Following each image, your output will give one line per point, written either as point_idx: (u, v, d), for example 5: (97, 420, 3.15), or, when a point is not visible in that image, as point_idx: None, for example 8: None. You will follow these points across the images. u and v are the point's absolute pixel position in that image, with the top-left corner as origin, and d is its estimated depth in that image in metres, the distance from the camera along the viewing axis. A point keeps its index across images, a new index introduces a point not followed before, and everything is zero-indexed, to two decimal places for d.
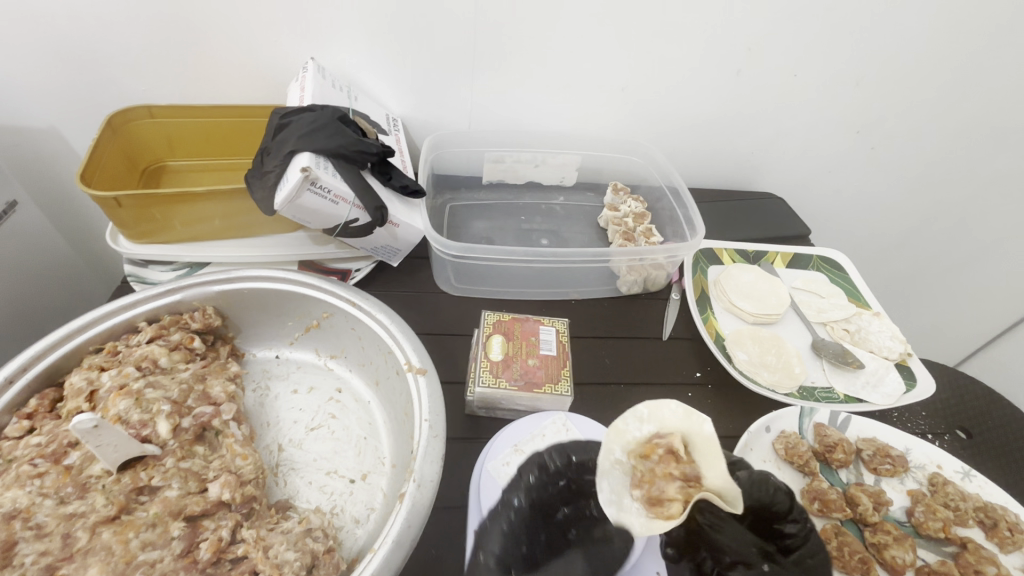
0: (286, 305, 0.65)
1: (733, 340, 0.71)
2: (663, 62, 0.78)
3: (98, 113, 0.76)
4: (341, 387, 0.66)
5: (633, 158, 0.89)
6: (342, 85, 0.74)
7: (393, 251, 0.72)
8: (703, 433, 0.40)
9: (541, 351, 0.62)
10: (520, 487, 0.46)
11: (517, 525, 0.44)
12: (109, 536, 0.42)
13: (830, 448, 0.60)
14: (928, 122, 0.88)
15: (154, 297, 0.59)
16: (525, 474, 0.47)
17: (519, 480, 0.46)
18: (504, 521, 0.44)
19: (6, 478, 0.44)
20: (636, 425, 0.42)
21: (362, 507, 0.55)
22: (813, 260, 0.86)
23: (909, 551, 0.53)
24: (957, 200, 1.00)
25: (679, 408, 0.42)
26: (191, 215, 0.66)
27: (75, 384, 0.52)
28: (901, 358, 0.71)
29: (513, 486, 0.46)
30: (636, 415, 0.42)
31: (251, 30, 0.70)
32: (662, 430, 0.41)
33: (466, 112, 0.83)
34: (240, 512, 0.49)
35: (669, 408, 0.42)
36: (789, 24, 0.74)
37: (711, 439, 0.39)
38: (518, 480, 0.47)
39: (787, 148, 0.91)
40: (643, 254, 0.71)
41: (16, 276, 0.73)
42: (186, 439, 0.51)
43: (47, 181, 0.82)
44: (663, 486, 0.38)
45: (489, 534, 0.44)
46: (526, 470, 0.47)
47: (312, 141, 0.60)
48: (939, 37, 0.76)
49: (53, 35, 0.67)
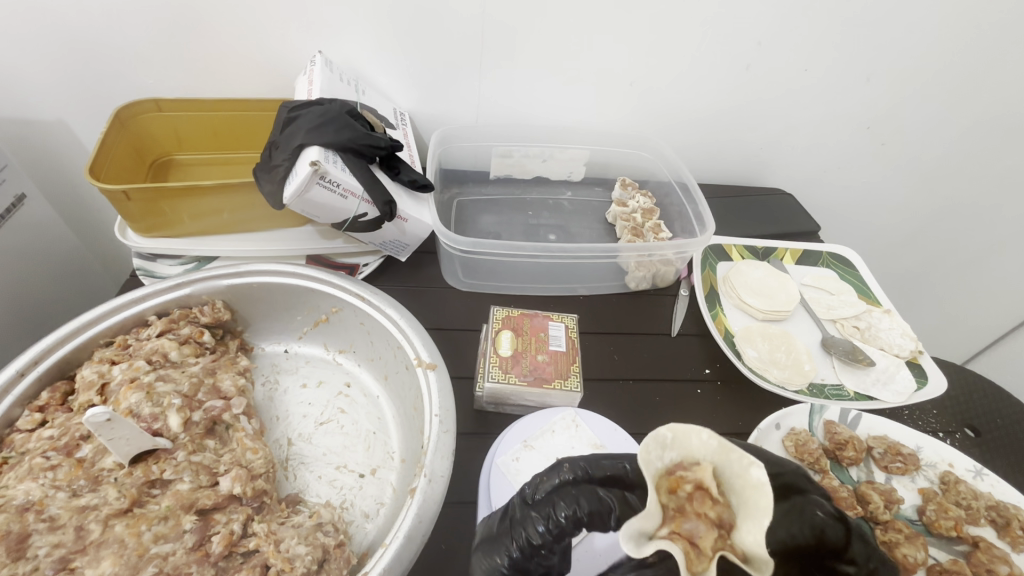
0: (295, 299, 0.65)
1: (742, 337, 0.71)
2: (673, 56, 0.77)
3: (107, 106, 0.76)
4: (350, 381, 0.66)
5: (641, 153, 0.88)
6: (350, 79, 0.74)
7: (401, 245, 0.72)
8: (749, 479, 0.28)
9: (550, 346, 0.62)
10: (536, 518, 0.37)
11: (527, 555, 0.37)
12: (122, 528, 0.43)
13: (840, 446, 0.60)
14: (941, 117, 0.87)
15: (164, 291, 0.59)
16: (545, 503, 0.37)
17: (535, 509, 0.37)
18: (511, 548, 0.38)
19: (18, 470, 0.45)
20: (655, 455, 0.30)
21: (372, 502, 0.56)
22: (822, 256, 0.85)
23: (920, 550, 0.53)
24: (969, 195, 0.99)
25: (712, 436, 0.30)
26: (199, 209, 0.66)
27: (86, 377, 0.52)
28: (912, 356, 0.71)
29: (526, 509, 0.38)
30: (657, 440, 0.30)
31: (260, 22, 0.69)
32: (688, 460, 0.30)
33: (474, 106, 0.83)
34: (251, 506, 0.49)
35: (698, 435, 0.30)
36: (802, 17, 0.73)
37: (761, 486, 0.27)
38: (533, 511, 0.38)
39: (796, 143, 0.91)
40: (651, 250, 0.70)
41: (24, 269, 0.73)
42: (197, 432, 0.51)
43: (54, 172, 0.82)
44: (699, 527, 0.28)
45: (492, 558, 0.38)
46: (558, 503, 0.36)
47: (321, 135, 0.60)
48: (954, 31, 0.75)
49: (62, 27, 0.66)
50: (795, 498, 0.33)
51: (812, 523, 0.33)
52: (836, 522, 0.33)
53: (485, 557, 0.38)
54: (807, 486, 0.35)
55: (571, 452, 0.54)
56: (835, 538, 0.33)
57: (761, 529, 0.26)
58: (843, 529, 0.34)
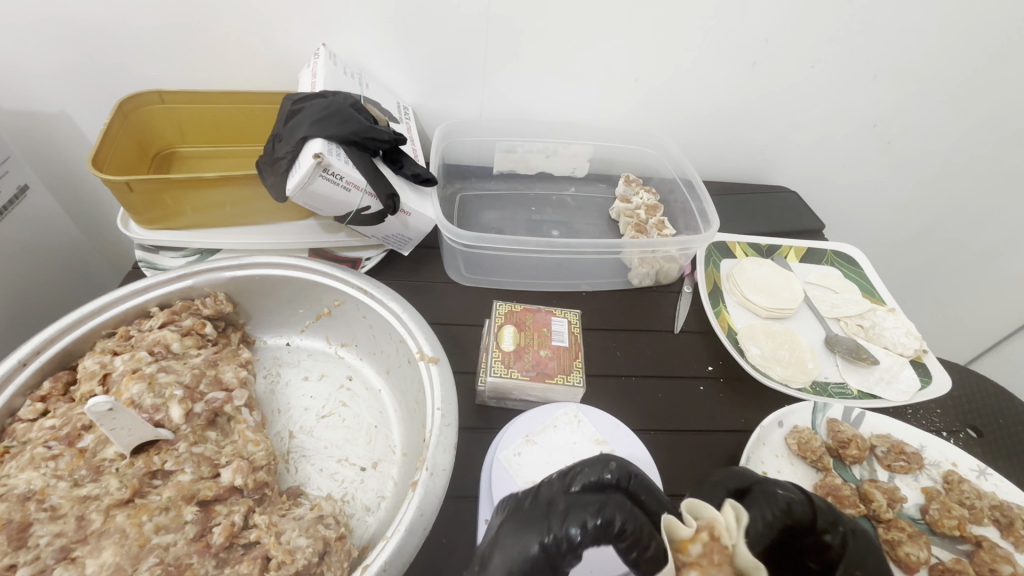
0: (298, 292, 0.65)
1: (745, 334, 0.70)
2: (679, 52, 0.76)
3: (110, 97, 0.76)
4: (351, 375, 0.66)
5: (645, 150, 0.88)
6: (353, 73, 0.73)
7: (404, 240, 0.72)
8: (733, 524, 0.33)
9: (552, 342, 0.62)
10: (579, 508, 0.33)
11: (556, 550, 0.33)
12: (124, 518, 0.42)
13: (843, 444, 0.59)
14: (948, 116, 0.86)
15: (166, 282, 0.59)
16: (593, 500, 0.34)
17: (584, 503, 0.33)
18: (543, 535, 0.33)
19: (20, 460, 0.45)
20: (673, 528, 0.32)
21: (373, 496, 0.55)
22: (827, 254, 0.85)
23: (923, 549, 0.52)
24: (974, 195, 0.99)
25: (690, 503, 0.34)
26: (203, 201, 0.65)
27: (88, 367, 0.52)
28: (916, 355, 0.71)
29: (570, 499, 0.34)
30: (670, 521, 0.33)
31: (263, 15, 0.69)
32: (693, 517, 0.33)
33: (477, 101, 0.82)
34: (252, 498, 0.49)
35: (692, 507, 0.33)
36: (810, 13, 0.72)
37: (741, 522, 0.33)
38: (576, 501, 0.34)
39: (802, 140, 0.90)
40: (655, 246, 0.70)
41: (27, 260, 0.73)
42: (198, 424, 0.51)
43: (58, 164, 0.82)
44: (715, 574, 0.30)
45: (518, 541, 0.33)
46: (612, 507, 0.33)
47: (324, 128, 0.60)
48: (962, 30, 0.75)
49: (64, 18, 0.66)
50: (755, 492, 0.37)
51: (778, 505, 0.36)
52: (800, 499, 0.37)
53: (510, 540, 0.34)
54: (764, 479, 0.38)
55: (573, 447, 0.54)
56: (805, 513, 0.36)
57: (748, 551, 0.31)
58: (810, 505, 0.37)
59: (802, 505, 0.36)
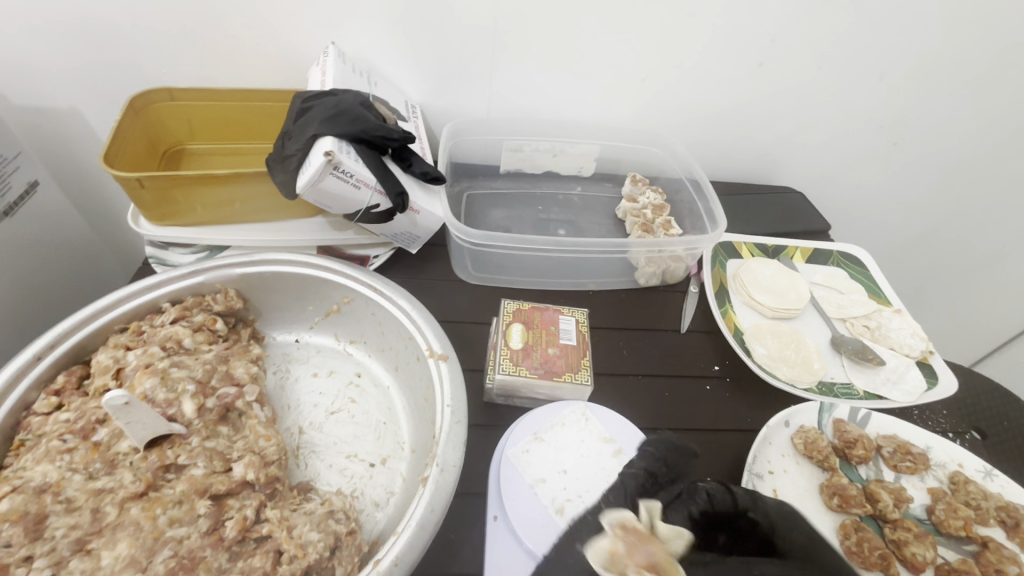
0: (307, 290, 0.65)
1: (752, 334, 0.71)
2: (688, 52, 0.76)
3: (119, 94, 0.76)
4: (360, 372, 0.66)
5: (652, 149, 0.88)
6: (362, 71, 0.74)
7: (412, 238, 0.72)
8: (649, 511, 0.41)
9: (560, 340, 0.62)
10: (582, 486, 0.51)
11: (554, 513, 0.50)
12: (138, 512, 0.43)
13: (849, 444, 0.60)
14: (955, 117, 0.86)
15: (177, 279, 0.59)
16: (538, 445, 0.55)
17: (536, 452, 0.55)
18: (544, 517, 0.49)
19: (36, 453, 0.45)
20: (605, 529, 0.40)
21: (382, 491, 0.56)
22: (833, 255, 0.85)
23: (930, 549, 0.52)
24: (980, 197, 0.99)
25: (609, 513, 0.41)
26: (213, 199, 0.66)
27: (101, 362, 0.52)
28: (923, 356, 0.71)
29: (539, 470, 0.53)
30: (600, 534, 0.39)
31: (274, 13, 0.69)
32: (614, 521, 0.40)
33: (485, 100, 0.83)
34: (264, 492, 0.49)
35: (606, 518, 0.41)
36: (818, 14, 0.72)
37: (654, 511, 0.41)
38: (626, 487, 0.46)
39: (808, 141, 0.90)
40: (662, 246, 0.70)
41: (38, 256, 0.74)
42: (210, 419, 0.51)
43: (68, 160, 0.83)
44: (657, 553, 0.38)
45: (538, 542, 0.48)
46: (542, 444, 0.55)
47: (335, 126, 0.60)
48: (970, 31, 0.75)
49: (77, 16, 0.66)
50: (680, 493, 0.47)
51: (700, 498, 0.46)
52: (721, 492, 0.47)
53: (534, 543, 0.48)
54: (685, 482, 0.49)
55: (581, 445, 0.55)
56: (724, 501, 0.47)
57: (663, 525, 0.40)
58: (730, 495, 0.47)
59: (720, 496, 0.47)
